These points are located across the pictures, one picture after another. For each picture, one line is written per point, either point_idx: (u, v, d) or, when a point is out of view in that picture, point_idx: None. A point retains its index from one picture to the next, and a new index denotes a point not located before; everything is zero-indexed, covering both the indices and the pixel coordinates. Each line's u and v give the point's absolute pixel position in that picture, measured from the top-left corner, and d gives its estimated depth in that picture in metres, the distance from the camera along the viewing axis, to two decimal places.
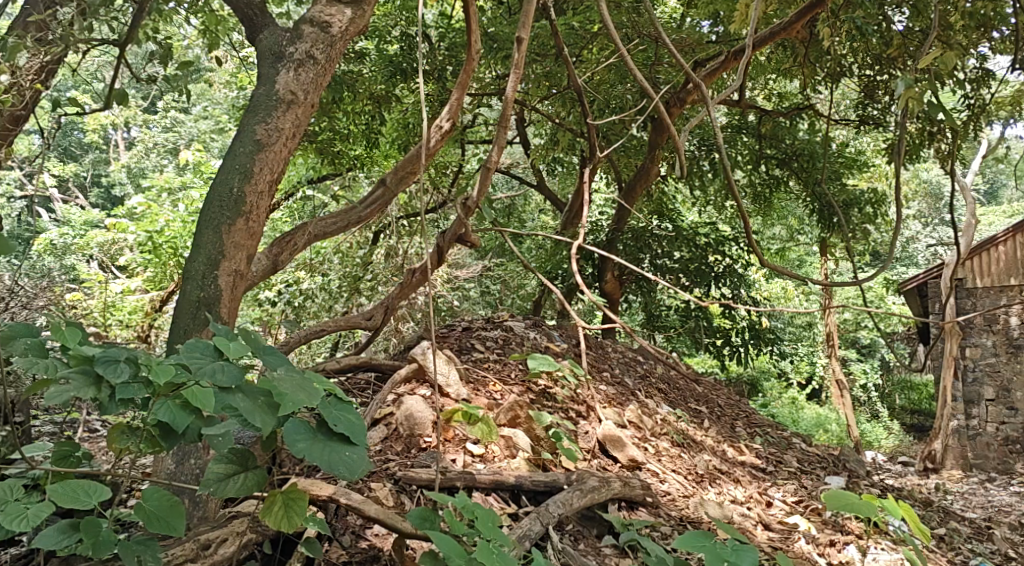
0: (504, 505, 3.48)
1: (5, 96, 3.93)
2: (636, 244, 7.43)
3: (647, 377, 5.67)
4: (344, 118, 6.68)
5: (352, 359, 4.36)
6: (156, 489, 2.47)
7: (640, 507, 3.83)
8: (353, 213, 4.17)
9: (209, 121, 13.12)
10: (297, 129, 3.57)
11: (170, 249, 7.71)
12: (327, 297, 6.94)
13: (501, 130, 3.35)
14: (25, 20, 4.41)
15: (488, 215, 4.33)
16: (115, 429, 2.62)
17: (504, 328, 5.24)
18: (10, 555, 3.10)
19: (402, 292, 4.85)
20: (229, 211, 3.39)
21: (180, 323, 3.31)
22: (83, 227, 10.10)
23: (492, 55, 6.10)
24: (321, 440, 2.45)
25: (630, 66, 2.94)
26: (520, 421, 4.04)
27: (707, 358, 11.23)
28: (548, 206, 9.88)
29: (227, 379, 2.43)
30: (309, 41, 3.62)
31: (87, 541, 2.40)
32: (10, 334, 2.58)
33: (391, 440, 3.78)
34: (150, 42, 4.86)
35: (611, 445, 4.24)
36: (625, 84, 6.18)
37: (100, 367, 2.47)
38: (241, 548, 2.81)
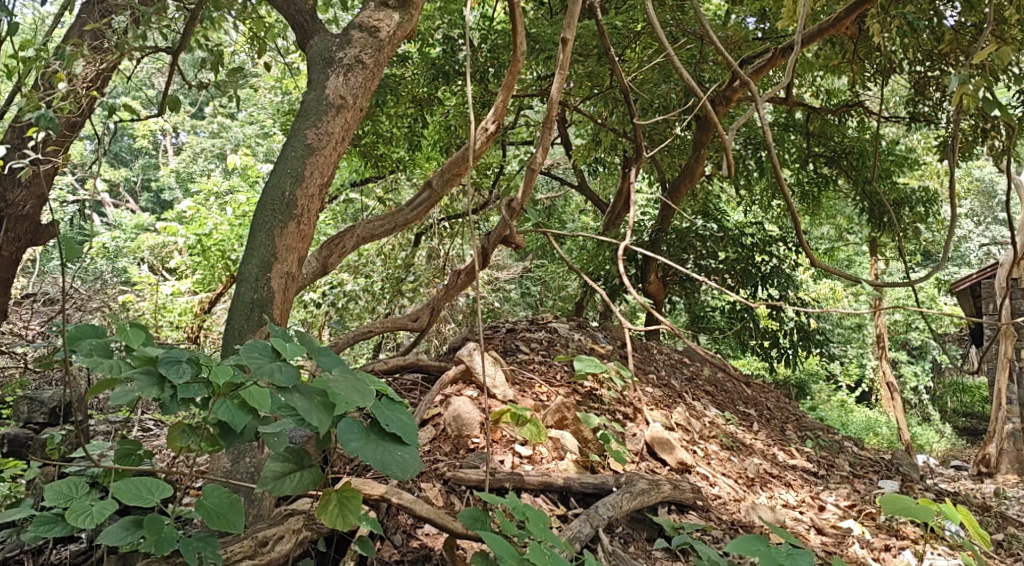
0: (553, 506, 3.49)
1: (63, 104, 4.02)
2: (679, 244, 7.38)
3: (693, 379, 5.63)
4: (387, 121, 6.72)
5: (399, 360, 4.39)
6: (215, 487, 2.51)
7: (691, 510, 3.81)
8: (399, 215, 4.20)
9: (255, 126, 13.31)
10: (346, 133, 3.61)
11: (219, 252, 7.85)
12: (371, 299, 6.99)
13: (547, 131, 3.37)
14: (82, 29, 4.51)
15: (533, 216, 4.33)
16: (175, 427, 2.66)
17: (549, 329, 5.24)
18: (72, 550, 3.22)
19: (447, 294, 4.87)
20: (281, 214, 3.44)
21: (234, 324, 3.37)
22: (134, 231, 10.32)
23: (535, 56, 6.04)
24: (374, 440, 2.48)
25: (676, 68, 2.97)
26: (567, 422, 4.04)
27: (752, 360, 11.11)
28: (590, 207, 9.86)
29: (283, 378, 2.46)
30: (358, 45, 3.65)
31: (150, 537, 2.44)
32: (77, 334, 2.64)
33: (439, 440, 3.81)
34: (201, 49, 4.94)
35: (659, 447, 4.22)
36: (669, 83, 6.16)
37: (163, 368, 2.52)
38: (297, 546, 2.86)
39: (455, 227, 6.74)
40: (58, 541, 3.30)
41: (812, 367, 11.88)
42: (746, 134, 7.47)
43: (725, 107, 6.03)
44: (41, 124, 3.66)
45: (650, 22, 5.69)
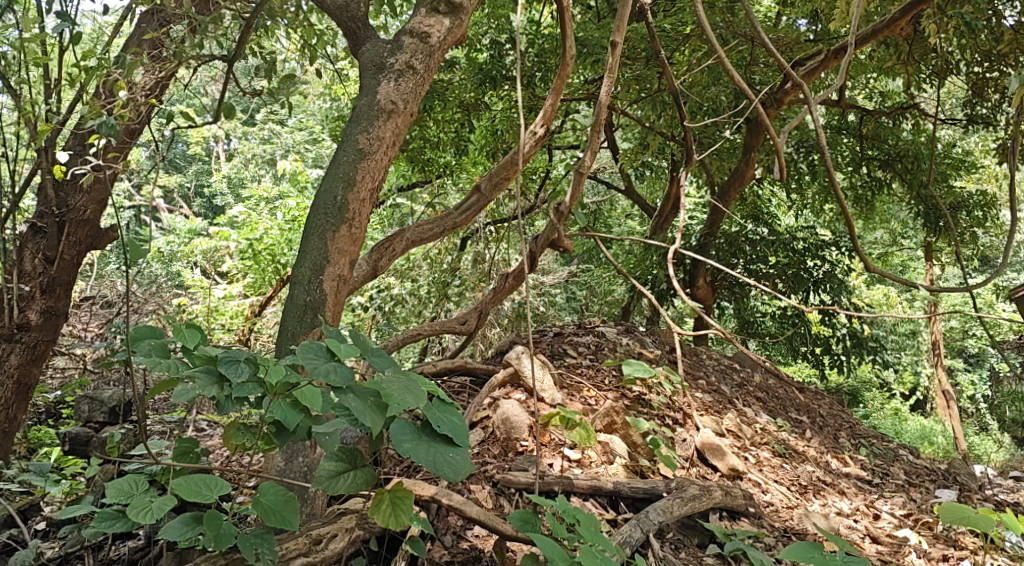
0: (603, 511, 3.48)
1: (122, 111, 4.13)
2: (728, 249, 7.28)
3: (744, 385, 5.56)
4: (433, 125, 6.74)
5: (448, 363, 4.42)
6: (272, 485, 2.56)
7: (743, 517, 3.76)
8: (449, 219, 4.25)
9: (305, 132, 13.49)
10: (397, 137, 3.65)
11: (270, 256, 8.01)
12: (417, 303, 7.03)
13: (596, 134, 3.44)
14: (141, 37, 4.64)
15: (582, 219, 4.32)
16: (231, 426, 2.72)
17: (597, 334, 5.22)
18: (130, 547, 3.30)
19: (495, 297, 4.88)
20: (333, 218, 3.49)
21: (288, 326, 3.42)
22: (189, 236, 10.55)
23: (583, 60, 6.02)
24: (426, 441, 2.51)
25: (727, 69, 3.02)
26: (616, 426, 4.03)
27: (803, 366, 10.96)
28: (636, 211, 9.80)
29: (338, 379, 2.49)
30: (409, 51, 3.70)
31: (208, 534, 2.49)
32: (137, 334, 2.70)
33: (488, 443, 3.85)
34: (256, 56, 5.03)
35: (710, 453, 4.17)
36: (719, 85, 6.11)
37: (223, 367, 2.57)
38: (350, 544, 2.91)
39: (501, 232, 6.76)
40: (116, 537, 3.38)
41: (864, 375, 11.66)
42: (799, 137, 7.37)
43: (777, 109, 5.96)
44: (102, 130, 3.77)
45: (699, 24, 5.65)
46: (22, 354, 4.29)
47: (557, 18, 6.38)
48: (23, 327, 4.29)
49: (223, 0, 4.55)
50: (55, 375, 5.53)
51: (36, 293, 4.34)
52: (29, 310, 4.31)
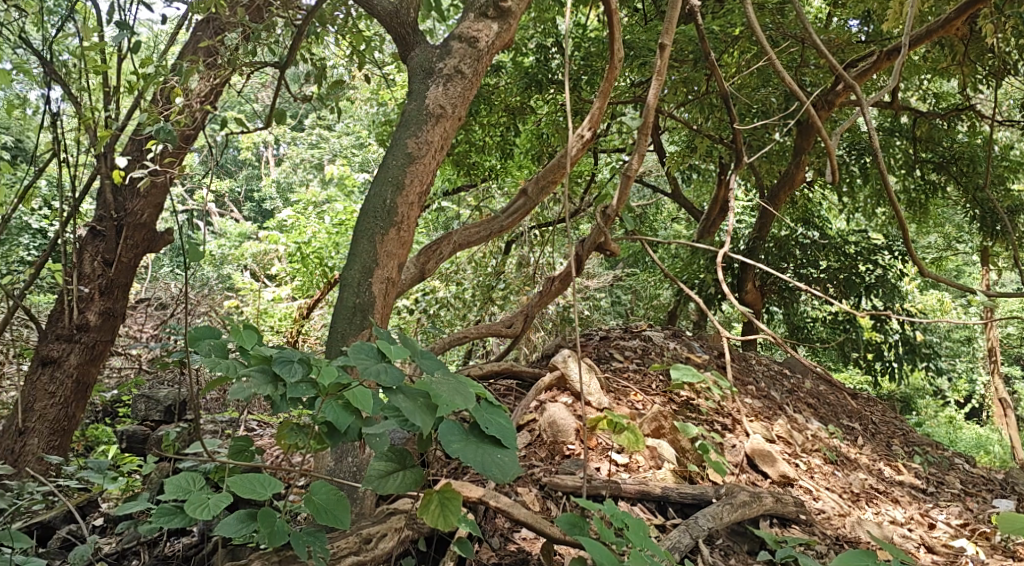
0: (651, 516, 3.48)
1: (178, 117, 4.21)
2: (778, 253, 7.19)
3: (794, 391, 5.48)
4: (479, 129, 6.77)
5: (494, 366, 4.41)
6: (324, 483, 2.60)
7: (794, 524, 3.71)
8: (495, 222, 4.27)
9: (352, 137, 13.63)
10: (445, 141, 3.68)
11: (317, 259, 8.16)
12: (462, 306, 7.07)
13: (643, 137, 3.45)
14: (196, 45, 4.73)
15: (629, 223, 4.30)
16: (284, 426, 2.77)
17: (644, 338, 5.19)
18: (184, 543, 3.42)
19: (542, 300, 4.88)
20: (382, 221, 3.53)
21: (338, 327, 3.47)
22: (238, 240, 10.72)
23: (629, 62, 6.00)
24: (474, 442, 2.52)
25: (777, 70, 3.04)
26: (664, 431, 4.01)
27: (854, 372, 10.77)
28: (683, 215, 9.73)
29: (389, 379, 2.52)
30: (458, 56, 3.72)
31: (263, 530, 2.54)
32: (196, 334, 2.76)
33: (535, 446, 3.86)
34: (306, 62, 5.09)
35: (760, 460, 4.13)
36: (769, 87, 6.05)
37: (277, 367, 2.62)
38: (400, 543, 2.94)
39: (546, 235, 6.75)
40: (170, 533, 3.48)
41: (918, 382, 11.41)
42: (850, 140, 7.25)
43: (829, 112, 5.86)
44: (160, 136, 3.86)
45: (748, 25, 5.60)
46: (81, 354, 4.41)
47: (603, 22, 6.34)
48: (82, 327, 4.41)
49: (275, 8, 4.61)
50: (112, 374, 5.68)
51: (95, 294, 4.46)
52: (88, 311, 4.43)
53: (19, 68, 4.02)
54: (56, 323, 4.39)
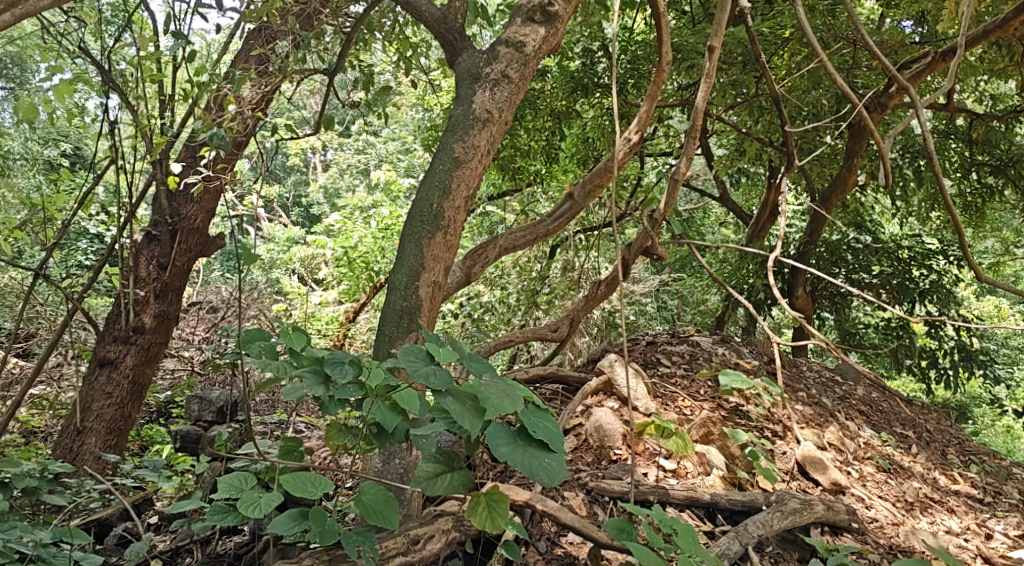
0: (700, 522, 3.46)
1: (231, 124, 4.28)
2: (829, 257, 7.08)
3: (846, 398, 5.37)
4: (525, 134, 6.76)
5: (539, 369, 4.41)
6: (373, 484, 2.62)
7: (845, 532, 3.65)
8: (541, 226, 4.27)
9: (398, 142, 13.72)
10: (491, 146, 3.69)
11: (363, 263, 8.23)
12: (506, 310, 7.08)
13: (692, 140, 3.50)
14: (248, 54, 4.81)
15: (677, 227, 4.27)
16: (333, 427, 2.81)
17: (691, 343, 5.13)
18: (235, 542, 3.47)
19: (588, 304, 4.85)
20: (429, 226, 3.56)
21: (385, 331, 3.50)
22: (286, 244, 10.86)
23: (677, 66, 5.95)
24: (522, 445, 2.53)
25: (829, 73, 3.05)
26: (713, 437, 3.98)
27: (907, 380, 10.53)
28: (730, 219, 9.62)
29: (438, 381, 2.54)
30: (505, 61, 3.73)
31: (314, 529, 2.58)
32: (248, 336, 2.80)
33: (581, 450, 3.85)
34: (354, 69, 5.14)
35: (811, 467, 4.06)
36: (820, 90, 5.95)
37: (328, 368, 2.66)
38: (447, 545, 2.97)
39: (592, 239, 6.73)
40: (222, 532, 3.54)
41: (974, 391, 11.12)
42: (903, 142, 7.12)
43: (882, 114, 5.75)
44: (214, 142, 3.93)
45: (799, 27, 5.53)
46: (137, 356, 4.51)
47: (650, 25, 6.30)
48: (138, 330, 4.51)
49: (325, 15, 4.66)
50: (165, 376, 5.80)
51: (150, 297, 4.55)
52: (143, 314, 4.52)
53: (79, 77, 4.13)
54: (114, 325, 4.51)
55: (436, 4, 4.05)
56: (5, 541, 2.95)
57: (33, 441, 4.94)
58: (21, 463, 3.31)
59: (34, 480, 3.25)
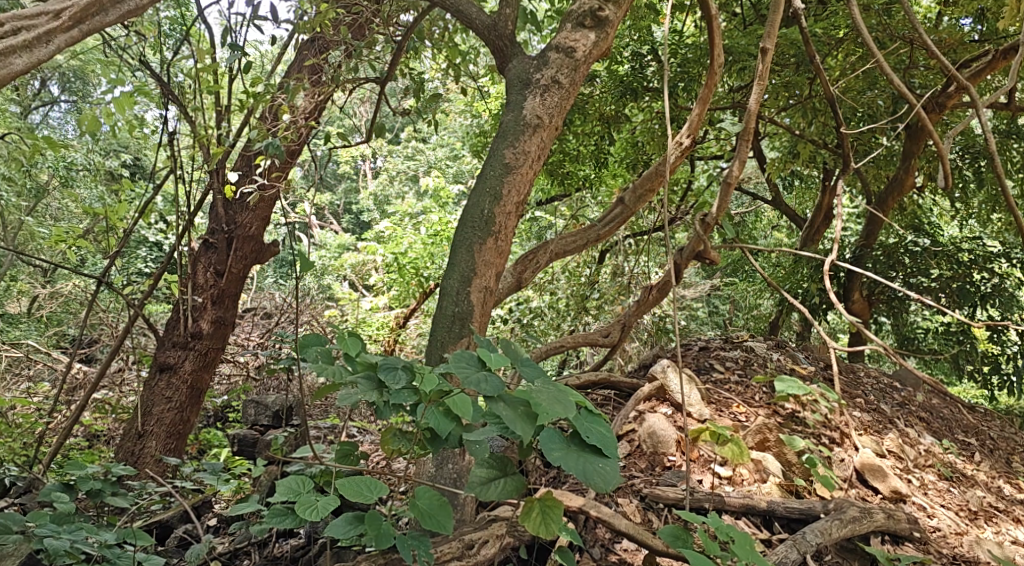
0: (756, 530, 3.43)
1: (286, 134, 4.35)
2: (886, 261, 6.94)
3: (905, 404, 5.24)
4: (574, 138, 6.75)
5: (591, 376, 4.41)
6: (426, 489, 2.64)
7: (907, 542, 3.57)
8: (592, 231, 4.26)
9: (447, 149, 13.80)
10: (542, 151, 3.70)
11: (413, 270, 8.29)
12: (556, 316, 7.08)
13: (745, 142, 3.48)
14: (302, 64, 4.88)
15: (730, 231, 4.22)
16: (387, 432, 2.84)
17: (745, 348, 5.06)
18: (291, 544, 3.53)
19: (639, 309, 4.82)
20: (480, 232, 3.58)
21: (438, 336, 3.53)
22: (338, 250, 11.01)
23: (729, 68, 5.88)
24: (575, 450, 2.52)
25: (887, 74, 3.19)
26: (770, 444, 3.93)
27: (968, 386, 10.25)
28: (782, 222, 9.48)
29: (489, 388, 2.55)
30: (555, 66, 3.73)
31: (369, 533, 2.60)
32: (304, 342, 2.83)
33: (634, 456, 3.85)
34: (404, 76, 5.17)
35: (870, 475, 3.99)
36: (875, 90, 5.84)
37: (382, 374, 2.69)
38: (501, 550, 2.99)
39: (642, 244, 6.69)
40: (279, 535, 3.61)
41: None
42: (963, 143, 6.94)
43: (940, 115, 5.63)
44: (269, 151, 4.00)
45: (853, 27, 5.43)
46: (195, 361, 4.61)
47: (701, 27, 6.24)
48: (196, 335, 4.61)
49: (377, 24, 4.70)
50: (222, 381, 5.92)
51: (207, 304, 4.65)
52: (201, 320, 4.63)
53: (139, 89, 4.23)
54: (173, 331, 4.61)
55: (486, 11, 4.05)
56: (72, 542, 3.04)
57: (96, 445, 5.07)
58: (86, 465, 3.40)
59: (98, 482, 3.34)
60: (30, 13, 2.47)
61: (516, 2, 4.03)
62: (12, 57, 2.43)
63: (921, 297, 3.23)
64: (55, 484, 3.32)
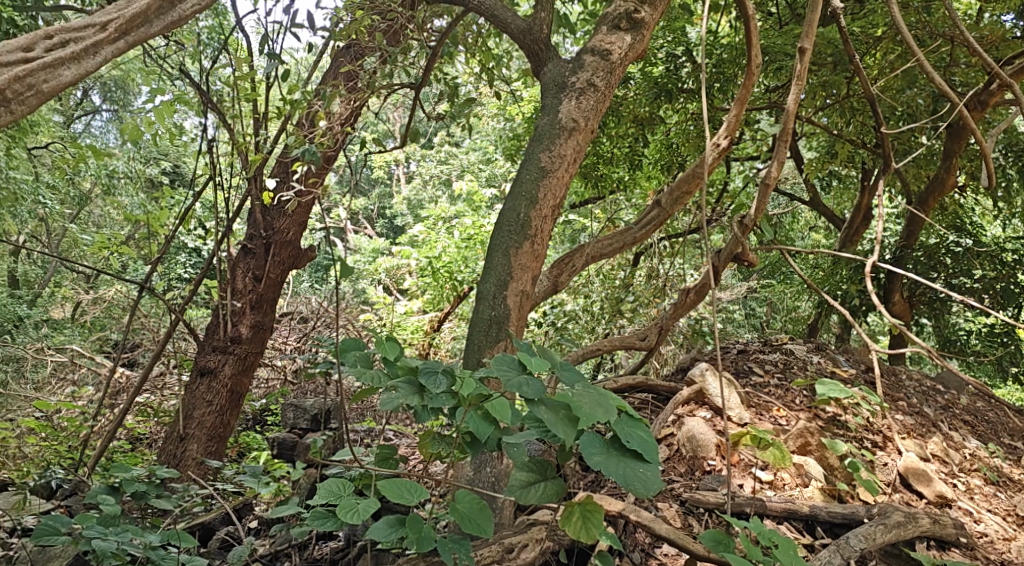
0: (798, 535, 3.40)
1: (323, 141, 4.38)
2: (928, 261, 6.84)
3: (948, 408, 5.15)
4: (607, 141, 6.72)
5: (629, 380, 4.35)
6: (467, 492, 2.65)
7: (953, 548, 3.52)
8: (628, 234, 4.25)
9: (480, 152, 13.81)
10: (578, 154, 3.70)
11: (447, 273, 8.31)
12: (590, 319, 7.06)
13: (784, 143, 3.45)
14: (338, 70, 4.92)
15: (768, 232, 4.18)
16: (426, 436, 2.86)
17: (784, 351, 5.00)
18: (331, 547, 3.57)
19: (676, 313, 4.78)
20: (516, 235, 3.59)
21: (475, 340, 3.54)
22: (373, 255, 11.09)
23: (765, 68, 5.82)
24: (615, 454, 2.52)
25: (928, 72, 3.29)
26: (811, 448, 3.89)
27: (1013, 390, 10.03)
28: (819, 223, 9.37)
29: (530, 391, 2.55)
30: (591, 69, 3.72)
31: (410, 536, 2.62)
32: (344, 346, 2.85)
33: (674, 461, 3.83)
34: (439, 82, 5.18)
35: (914, 479, 3.93)
36: (915, 88, 5.81)
37: (423, 378, 2.71)
38: (541, 554, 3.00)
39: (677, 246, 6.65)
40: (318, 537, 3.65)
41: None
42: (1007, 141, 6.80)
43: (983, 113, 5.53)
44: (307, 158, 4.03)
45: (892, 25, 5.36)
46: (235, 365, 4.67)
47: (736, 28, 6.18)
48: (235, 340, 4.66)
49: (411, 31, 4.72)
50: (260, 384, 5.98)
51: (246, 308, 4.70)
52: (241, 324, 4.68)
53: (179, 98, 4.29)
54: (212, 335, 4.67)
55: (520, 15, 4.06)
56: (119, 543, 3.10)
57: (139, 447, 5.16)
58: (130, 467, 3.45)
59: (143, 485, 3.40)
60: (77, 26, 2.52)
61: (550, 6, 4.02)
62: (60, 68, 2.48)
63: (964, 297, 3.22)
64: (101, 487, 3.38)
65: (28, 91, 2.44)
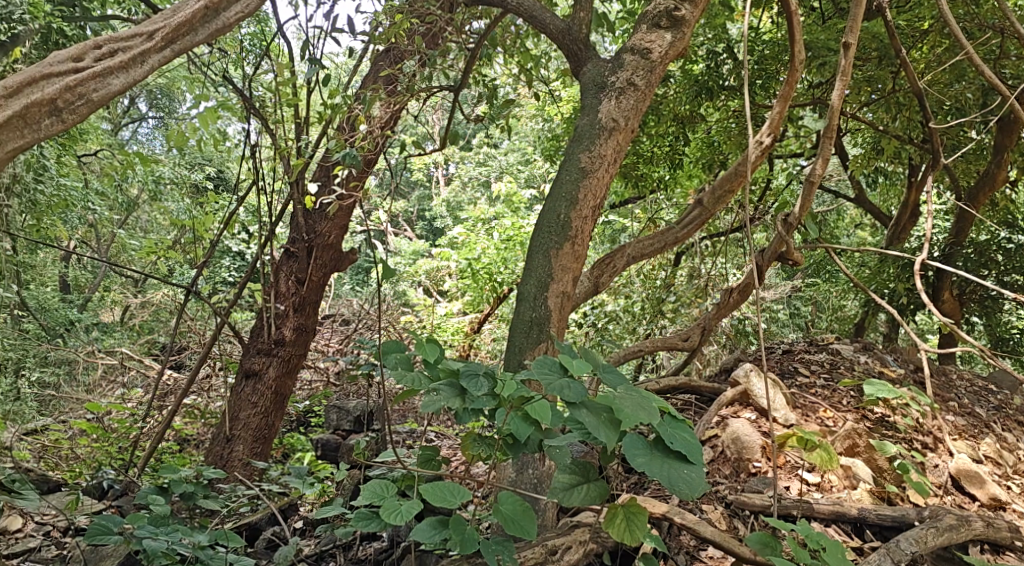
0: (846, 538, 3.36)
1: (363, 144, 4.40)
2: (978, 258, 6.69)
3: (1002, 408, 5.02)
4: (648, 140, 6.67)
5: (672, 381, 4.29)
6: (510, 494, 2.65)
7: (1008, 551, 3.42)
8: (670, 233, 4.21)
9: (518, 154, 13.76)
10: (618, 154, 3.68)
11: (487, 275, 8.31)
12: (632, 319, 7.02)
13: (828, 139, 3.40)
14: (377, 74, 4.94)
15: (813, 231, 4.12)
16: (467, 437, 2.85)
17: (831, 351, 4.93)
18: (374, 547, 3.60)
19: (719, 313, 4.72)
20: (557, 236, 3.57)
21: (516, 341, 3.53)
22: (413, 257, 11.14)
23: (808, 63, 5.72)
24: (659, 456, 2.50)
25: (977, 64, 3.23)
26: (860, 449, 3.82)
27: None
28: (866, 220, 9.19)
29: (572, 394, 2.54)
30: (630, 68, 3.70)
31: (454, 538, 2.63)
32: (385, 348, 2.85)
33: (718, 462, 3.79)
34: (478, 84, 5.18)
35: (966, 481, 3.84)
36: (963, 82, 5.65)
37: (464, 381, 2.71)
38: (585, 555, 2.99)
39: (718, 245, 6.58)
40: (363, 537, 3.68)
41: None
42: None
43: None
44: (348, 161, 4.06)
45: (940, 18, 5.25)
46: (279, 367, 4.72)
47: (778, 23, 6.08)
48: (279, 342, 4.71)
49: (450, 33, 4.72)
50: (304, 386, 6.04)
51: (290, 311, 4.75)
52: (284, 327, 4.73)
53: (222, 104, 4.34)
54: (257, 338, 4.72)
55: (559, 15, 4.05)
56: (169, 543, 3.15)
57: (186, 448, 5.24)
58: (178, 469, 3.50)
59: (190, 486, 3.45)
60: (125, 36, 2.57)
61: (589, 6, 4.01)
62: (111, 77, 2.53)
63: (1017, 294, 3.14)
64: (150, 488, 3.43)
65: (79, 100, 2.49)
